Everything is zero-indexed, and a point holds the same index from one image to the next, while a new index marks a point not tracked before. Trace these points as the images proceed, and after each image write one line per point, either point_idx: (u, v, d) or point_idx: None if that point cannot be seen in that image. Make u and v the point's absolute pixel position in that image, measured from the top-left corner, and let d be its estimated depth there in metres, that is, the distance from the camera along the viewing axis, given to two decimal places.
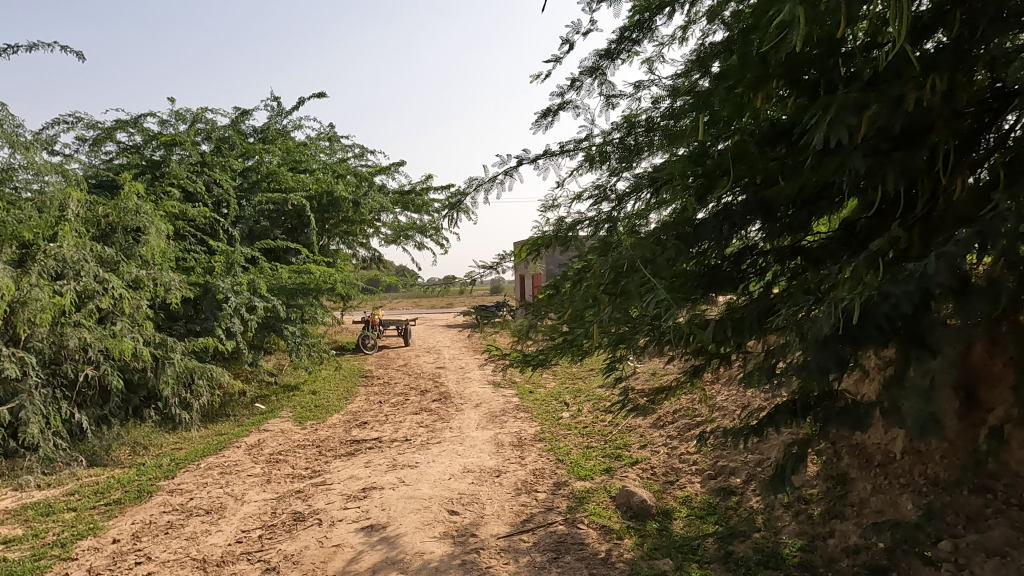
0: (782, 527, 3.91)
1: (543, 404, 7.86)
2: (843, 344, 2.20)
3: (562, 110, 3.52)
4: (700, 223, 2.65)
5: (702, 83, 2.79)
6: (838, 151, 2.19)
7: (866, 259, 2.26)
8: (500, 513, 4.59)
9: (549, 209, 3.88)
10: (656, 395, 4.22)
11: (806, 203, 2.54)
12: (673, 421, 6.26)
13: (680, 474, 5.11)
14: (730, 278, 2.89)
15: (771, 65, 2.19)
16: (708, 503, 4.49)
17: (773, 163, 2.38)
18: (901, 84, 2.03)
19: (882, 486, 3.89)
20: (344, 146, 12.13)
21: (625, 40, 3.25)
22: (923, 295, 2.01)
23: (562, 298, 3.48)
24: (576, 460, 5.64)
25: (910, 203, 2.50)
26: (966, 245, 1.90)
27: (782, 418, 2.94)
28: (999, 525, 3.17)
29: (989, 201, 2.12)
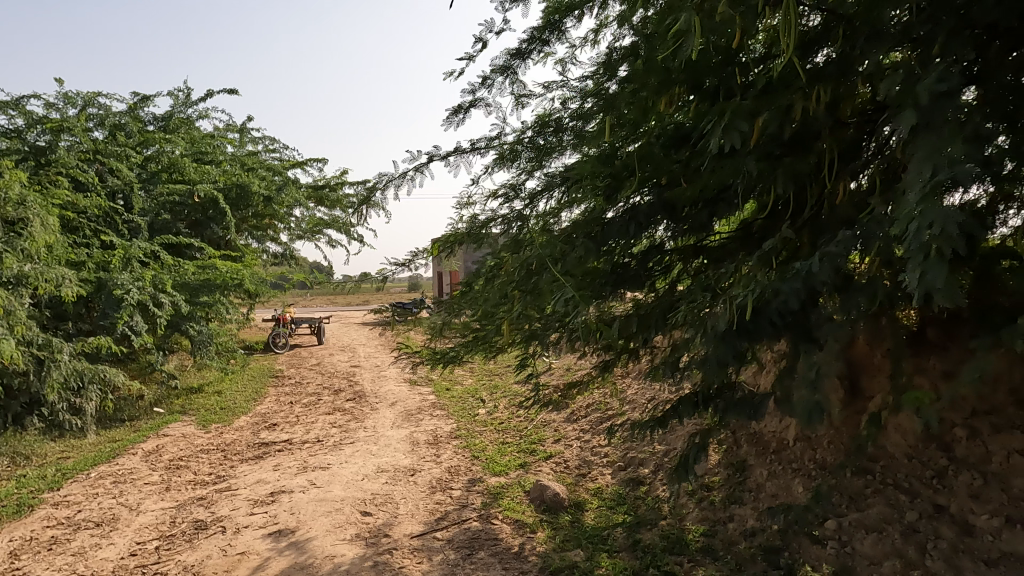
0: (686, 513, 4.11)
1: (459, 401, 7.85)
2: (739, 339, 2.35)
3: (474, 107, 3.51)
4: (609, 222, 2.72)
5: (610, 85, 2.85)
6: (733, 156, 2.31)
7: (760, 258, 2.40)
8: (414, 512, 4.56)
9: (462, 206, 3.86)
10: (569, 391, 4.29)
11: (707, 204, 2.68)
12: (586, 415, 6.40)
13: (592, 466, 5.25)
14: (638, 276, 3.01)
15: (674, 72, 2.27)
16: (618, 493, 4.64)
17: (677, 165, 2.48)
18: (790, 93, 2.16)
19: (777, 471, 4.12)
20: (253, 137, 11.64)
21: (536, 40, 3.28)
22: (809, 292, 2.16)
23: (475, 296, 3.49)
24: (491, 457, 5.66)
25: (799, 207, 2.68)
26: (846, 246, 2.05)
27: (685, 409, 3.07)
28: (876, 503, 3.44)
29: (866, 205, 2.31)
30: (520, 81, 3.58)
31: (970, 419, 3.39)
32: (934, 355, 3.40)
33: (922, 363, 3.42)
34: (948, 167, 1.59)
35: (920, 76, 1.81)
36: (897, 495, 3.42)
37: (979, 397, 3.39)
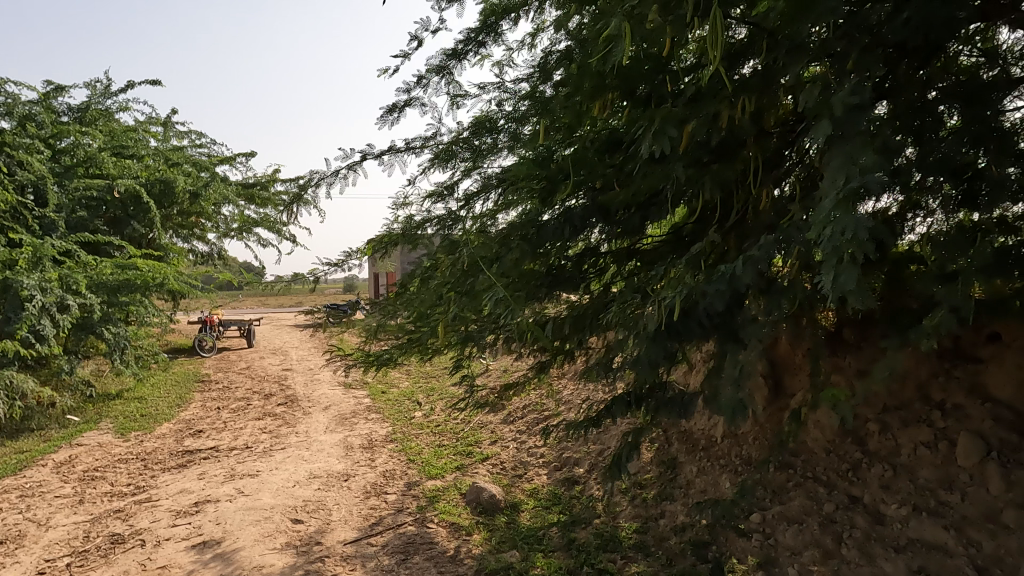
0: (620, 511, 4.19)
1: (395, 404, 7.74)
2: (668, 340, 2.42)
3: (409, 106, 3.47)
4: (544, 224, 2.74)
5: (545, 88, 2.87)
6: (664, 162, 2.38)
7: (690, 261, 2.47)
8: (347, 518, 4.46)
9: (397, 206, 3.81)
10: (505, 392, 4.30)
11: (639, 208, 2.75)
12: (522, 416, 6.42)
13: (528, 467, 5.27)
14: (572, 278, 3.05)
15: (607, 78, 2.30)
16: (553, 493, 4.68)
17: (610, 169, 2.53)
18: (717, 103, 2.23)
19: (705, 467, 4.24)
20: (179, 132, 11.15)
21: (472, 42, 3.27)
22: (733, 294, 2.24)
23: (409, 297, 3.45)
24: (427, 460, 5.61)
25: (726, 212, 2.78)
26: (768, 251, 2.14)
27: (618, 409, 3.13)
28: (797, 496, 3.60)
29: (787, 211, 2.41)
30: (456, 81, 3.56)
31: (882, 414, 3.62)
32: (849, 355, 3.58)
33: (839, 362, 3.60)
34: (859, 176, 1.68)
35: (835, 89, 1.91)
36: (816, 488, 3.59)
37: (890, 394, 3.63)
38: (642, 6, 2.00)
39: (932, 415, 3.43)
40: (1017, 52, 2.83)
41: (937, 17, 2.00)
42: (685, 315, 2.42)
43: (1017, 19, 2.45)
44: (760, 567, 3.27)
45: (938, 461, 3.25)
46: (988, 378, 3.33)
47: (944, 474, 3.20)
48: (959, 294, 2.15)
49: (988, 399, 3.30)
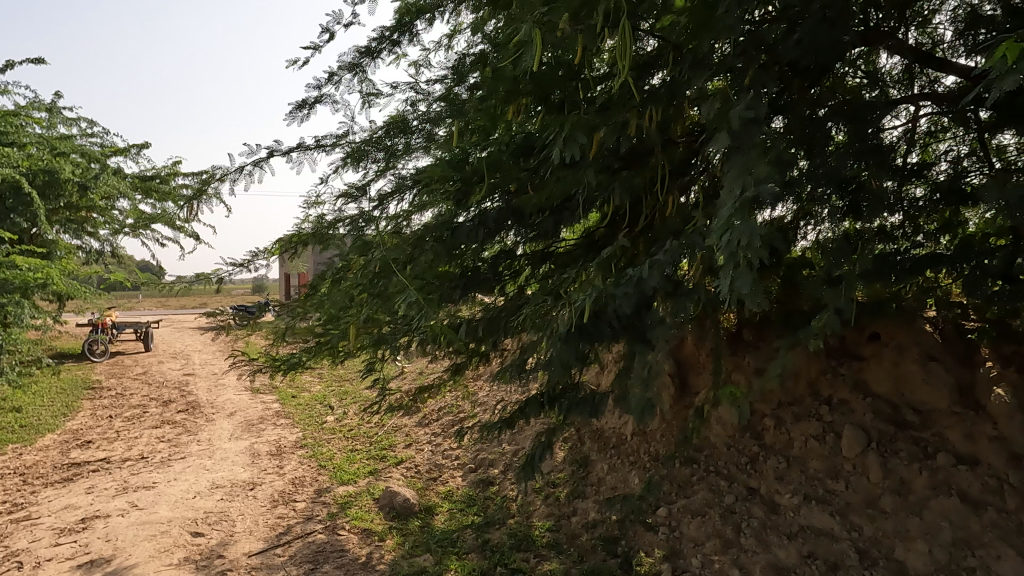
0: (534, 510, 4.24)
1: (305, 409, 7.49)
2: (578, 340, 2.48)
3: (319, 103, 3.38)
4: (459, 226, 2.74)
5: (460, 90, 2.87)
6: (576, 168, 2.45)
7: (601, 265, 2.55)
8: (252, 529, 4.28)
9: (308, 205, 3.69)
10: (419, 395, 4.25)
11: (552, 212, 2.80)
12: (438, 418, 6.37)
13: (443, 469, 5.24)
14: (487, 280, 3.06)
15: (521, 82, 2.32)
16: (468, 495, 4.67)
17: (524, 173, 2.57)
18: (625, 111, 2.31)
19: (615, 464, 4.36)
20: (67, 120, 10.35)
21: (386, 40, 3.23)
22: (641, 296, 2.32)
23: (320, 298, 3.35)
24: (339, 465, 5.48)
25: (636, 216, 2.87)
26: (674, 255, 2.23)
27: (532, 410, 3.17)
28: (700, 489, 3.76)
29: (691, 217, 2.52)
30: (369, 79, 3.49)
31: (777, 409, 3.84)
32: (748, 354, 3.79)
33: (739, 361, 3.80)
34: (754, 186, 1.78)
35: (733, 103, 2.01)
36: (718, 481, 3.76)
37: (784, 390, 3.86)
38: (553, 13, 2.03)
39: (820, 409, 3.68)
40: (895, 76, 3.10)
41: (825, 39, 2.16)
42: (596, 316, 2.48)
43: (894, 45, 2.67)
44: (665, 559, 3.40)
45: (825, 452, 3.50)
46: (869, 374, 3.61)
47: (831, 465, 3.45)
48: (843, 297, 2.33)
49: (869, 394, 3.59)
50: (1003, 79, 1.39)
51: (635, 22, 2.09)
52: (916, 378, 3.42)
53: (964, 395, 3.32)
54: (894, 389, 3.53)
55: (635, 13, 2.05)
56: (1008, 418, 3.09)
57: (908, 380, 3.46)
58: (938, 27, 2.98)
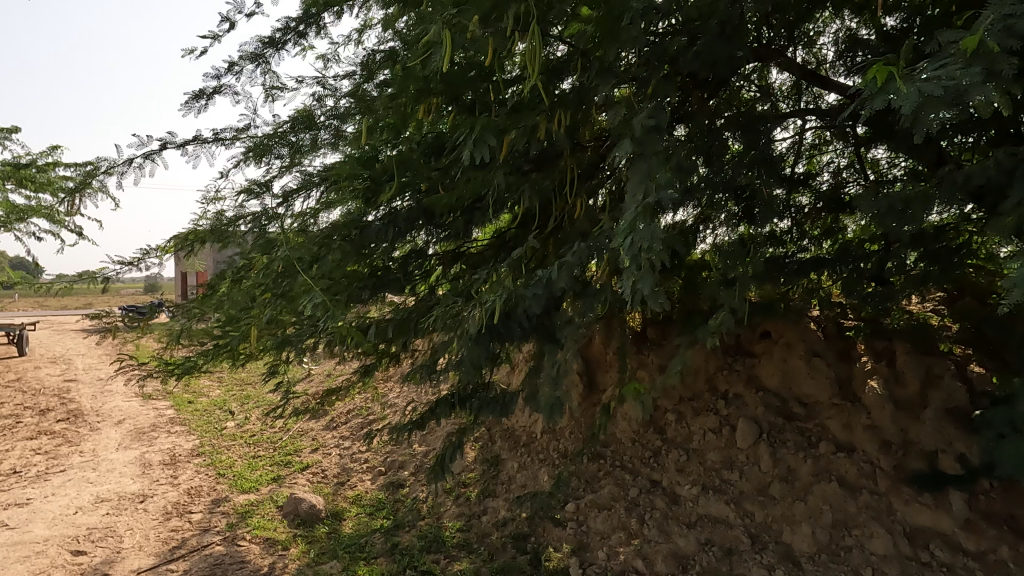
0: (444, 511, 4.23)
1: (203, 415, 7.09)
2: (489, 340, 2.49)
3: (217, 94, 3.21)
4: (368, 225, 2.69)
5: (369, 86, 2.82)
6: (486, 169, 2.47)
7: (511, 265, 2.58)
8: (142, 544, 4.02)
9: (206, 200, 3.50)
10: (326, 398, 4.12)
11: (463, 212, 2.81)
12: (346, 421, 6.18)
13: (351, 473, 5.11)
14: (397, 280, 3.02)
15: (432, 81, 2.30)
16: (377, 499, 4.59)
17: (435, 172, 2.56)
18: (535, 115, 2.35)
19: (525, 462, 4.41)
20: None
21: (291, 31, 3.11)
22: (550, 297, 2.37)
23: (218, 299, 3.19)
24: (239, 473, 5.23)
25: (545, 218, 2.93)
26: (581, 256, 2.29)
27: (442, 411, 3.15)
28: (607, 483, 3.87)
29: (598, 220, 2.60)
30: (272, 72, 3.36)
31: (678, 405, 4.02)
32: (652, 351, 3.95)
33: (643, 359, 3.95)
34: (655, 191, 1.86)
35: (637, 110, 2.09)
36: (623, 475, 3.88)
37: (685, 386, 4.04)
38: (463, 15, 2.02)
39: (717, 404, 3.88)
40: (784, 91, 3.32)
41: (721, 53, 2.30)
42: (506, 317, 2.50)
43: (783, 63, 2.87)
44: (573, 552, 3.49)
45: (721, 444, 3.70)
46: (761, 369, 3.85)
47: (727, 455, 3.65)
48: (737, 297, 2.47)
49: (760, 388, 3.83)
50: (873, 99, 1.53)
51: (544, 27, 2.13)
52: (802, 372, 3.68)
53: (842, 387, 3.60)
54: (782, 383, 3.78)
55: (544, 18, 2.09)
56: (880, 408, 3.38)
57: (795, 374, 3.71)
58: (822, 47, 3.22)
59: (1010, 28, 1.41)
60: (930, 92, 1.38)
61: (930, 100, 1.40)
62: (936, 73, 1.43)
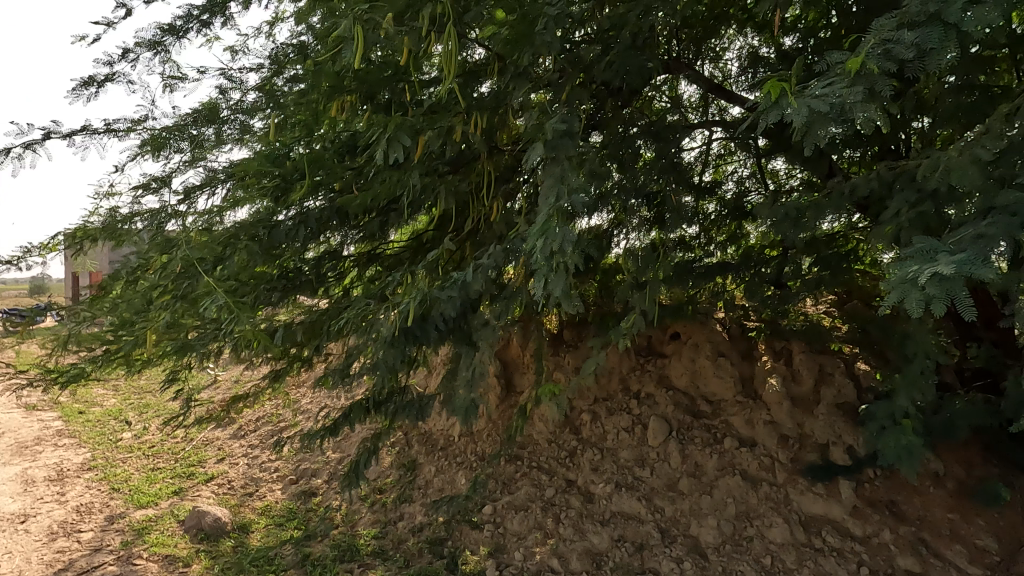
0: (358, 518, 4.12)
1: (96, 426, 6.60)
2: (404, 343, 2.46)
3: (110, 81, 3.01)
4: (277, 225, 2.58)
5: (279, 80, 2.71)
6: (401, 169, 2.43)
7: (426, 267, 2.55)
8: (23, 569, 3.79)
9: (98, 195, 3.27)
10: (233, 405, 3.93)
11: (379, 213, 2.76)
12: (255, 428, 5.90)
13: (260, 483, 4.89)
14: (308, 282, 2.93)
15: (345, 79, 2.24)
16: (288, 508, 4.42)
17: (349, 171, 2.50)
18: (450, 117, 2.34)
19: (443, 466, 4.36)
20: None
21: (193, 19, 2.96)
22: (466, 299, 2.36)
23: (111, 301, 2.98)
24: (136, 487, 4.91)
25: (462, 220, 2.92)
26: (497, 258, 2.30)
27: (356, 415, 3.07)
28: (524, 484, 3.87)
29: (514, 222, 2.62)
30: (173, 61, 3.18)
31: (593, 405, 4.09)
32: (568, 352, 4.02)
33: (559, 360, 4.01)
34: (568, 195, 1.89)
35: (550, 115, 2.12)
36: (539, 475, 3.90)
37: (599, 387, 4.12)
38: (375, 12, 1.98)
39: (630, 403, 3.98)
40: (693, 102, 3.46)
41: (633, 63, 2.37)
42: (422, 320, 2.48)
43: (692, 75, 2.99)
44: (490, 555, 3.49)
45: (634, 442, 3.80)
46: (671, 369, 3.99)
47: (639, 453, 3.75)
48: (648, 300, 2.56)
49: (670, 388, 3.95)
50: (769, 112, 1.62)
51: (460, 29, 2.12)
52: (709, 371, 3.83)
53: (745, 385, 3.79)
54: (690, 381, 3.93)
55: (460, 20, 2.08)
56: (779, 404, 3.58)
57: (702, 373, 3.87)
58: (728, 62, 3.39)
59: (889, 51, 1.52)
60: (819, 108, 1.47)
61: (819, 115, 1.50)
62: (825, 90, 1.53)
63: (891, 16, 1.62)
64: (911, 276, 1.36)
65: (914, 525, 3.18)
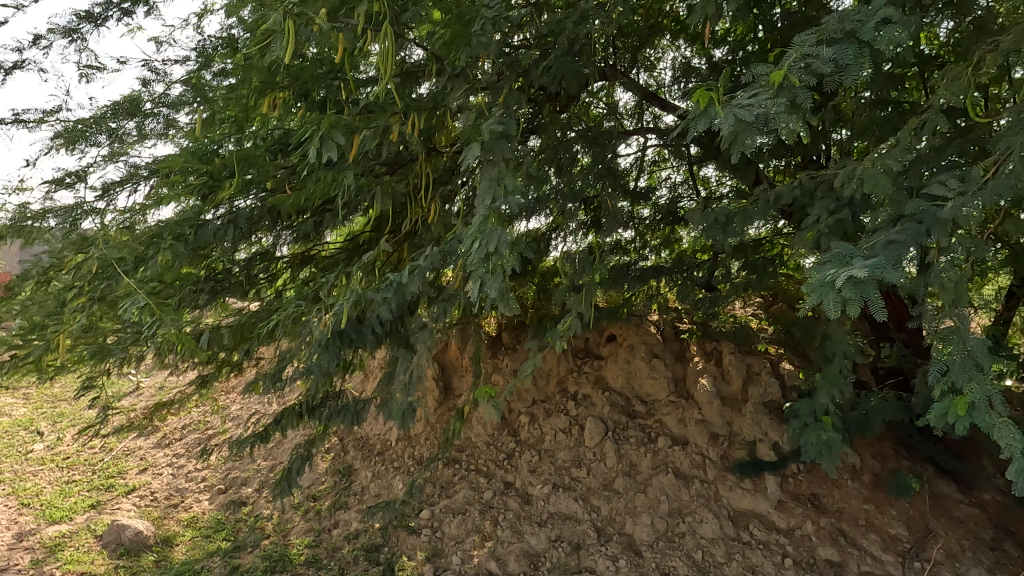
0: (291, 527, 4.01)
1: (3, 438, 6.16)
2: (338, 346, 2.41)
3: (20, 69, 2.82)
4: (204, 224, 2.47)
5: (206, 74, 2.61)
6: (335, 168, 2.38)
7: (362, 269, 2.51)
8: None
9: (6, 190, 3.06)
10: (155, 413, 3.75)
11: (313, 213, 2.69)
12: (181, 437, 5.64)
13: (185, 494, 4.68)
14: (238, 283, 2.83)
15: (277, 74, 2.18)
16: (215, 519, 4.25)
17: (281, 170, 2.43)
18: (386, 117, 2.31)
19: (380, 471, 4.26)
20: None
21: (114, 7, 2.82)
22: (402, 300, 2.33)
23: (20, 303, 2.79)
24: (48, 501, 4.64)
25: (400, 222, 2.88)
26: (434, 260, 2.28)
27: (288, 421, 2.98)
28: (462, 487, 3.82)
29: (452, 224, 2.61)
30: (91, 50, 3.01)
31: (531, 407, 4.09)
32: (506, 355, 4.03)
33: (498, 362, 4.01)
34: (504, 197, 1.89)
35: (487, 117, 2.12)
36: (478, 479, 3.85)
37: (537, 389, 4.13)
38: (307, 7, 1.93)
39: (568, 405, 4.00)
40: (628, 109, 3.54)
41: (569, 69, 2.40)
42: (357, 322, 2.43)
43: (627, 82, 3.06)
44: (427, 560, 3.45)
45: (570, 443, 3.83)
46: (607, 371, 4.06)
47: (575, 453, 3.79)
48: (584, 302, 2.60)
49: (607, 389, 4.01)
50: (698, 120, 1.67)
51: (397, 29, 2.10)
52: (643, 372, 3.91)
53: (678, 385, 3.89)
54: (626, 382, 4.00)
55: (396, 19, 2.06)
56: (709, 404, 3.70)
57: (637, 374, 3.95)
58: (662, 71, 3.48)
59: (809, 66, 1.60)
60: (744, 118, 1.53)
61: (744, 124, 1.56)
62: (750, 101, 1.59)
63: (810, 33, 1.70)
64: (828, 279, 1.44)
65: (834, 517, 3.35)
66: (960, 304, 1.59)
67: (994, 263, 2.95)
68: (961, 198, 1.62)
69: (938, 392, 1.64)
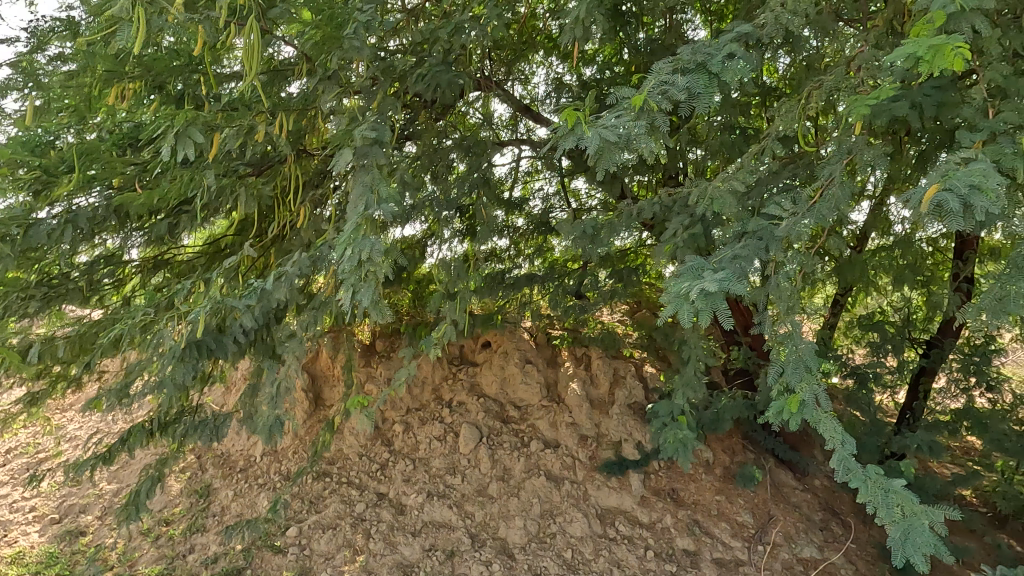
0: (139, 556, 3.68)
1: None
2: (196, 357, 2.25)
3: None
4: (33, 223, 2.16)
5: (39, 56, 2.34)
6: (193, 167, 2.22)
7: (223, 275, 2.38)
8: None
9: None
10: None
11: (167, 214, 2.49)
12: (3, 462, 4.97)
13: (9, 526, 4.14)
14: (77, 289, 2.55)
15: (128, 63, 2.05)
16: (46, 554, 3.81)
17: (129, 166, 2.21)
18: (251, 116, 2.17)
19: (242, 490, 4.00)
20: None
21: None
22: (268, 308, 2.22)
23: None
24: None
25: (267, 225, 2.75)
26: (301, 266, 2.19)
27: (136, 440, 2.73)
28: (332, 501, 3.65)
29: (323, 229, 2.53)
30: None
31: (406, 415, 3.99)
32: (380, 363, 3.93)
33: (371, 371, 3.90)
34: (377, 204, 1.86)
35: (360, 122, 2.08)
36: (349, 491, 3.70)
37: (411, 397, 4.04)
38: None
39: (442, 412, 3.96)
40: (503, 120, 3.61)
41: (443, 78, 2.40)
42: (218, 332, 2.29)
43: (502, 94, 3.12)
44: None
45: (445, 451, 3.80)
46: (482, 378, 4.08)
47: (450, 461, 3.77)
48: (458, 309, 2.62)
49: (482, 396, 4.02)
50: (566, 137, 1.74)
51: (264, 25, 2.00)
52: (517, 378, 3.98)
53: (550, 390, 4.00)
54: (500, 388, 4.04)
55: (262, 15, 1.96)
56: (579, 407, 3.85)
57: (512, 380, 4.00)
58: (536, 85, 3.58)
59: (666, 92, 1.72)
60: (607, 137, 1.62)
61: (607, 143, 1.64)
62: (614, 121, 1.68)
63: (668, 61, 1.82)
64: (683, 291, 1.55)
65: (689, 509, 3.61)
66: (793, 312, 1.76)
67: (822, 274, 3.32)
68: (794, 217, 1.80)
69: (776, 392, 1.81)
